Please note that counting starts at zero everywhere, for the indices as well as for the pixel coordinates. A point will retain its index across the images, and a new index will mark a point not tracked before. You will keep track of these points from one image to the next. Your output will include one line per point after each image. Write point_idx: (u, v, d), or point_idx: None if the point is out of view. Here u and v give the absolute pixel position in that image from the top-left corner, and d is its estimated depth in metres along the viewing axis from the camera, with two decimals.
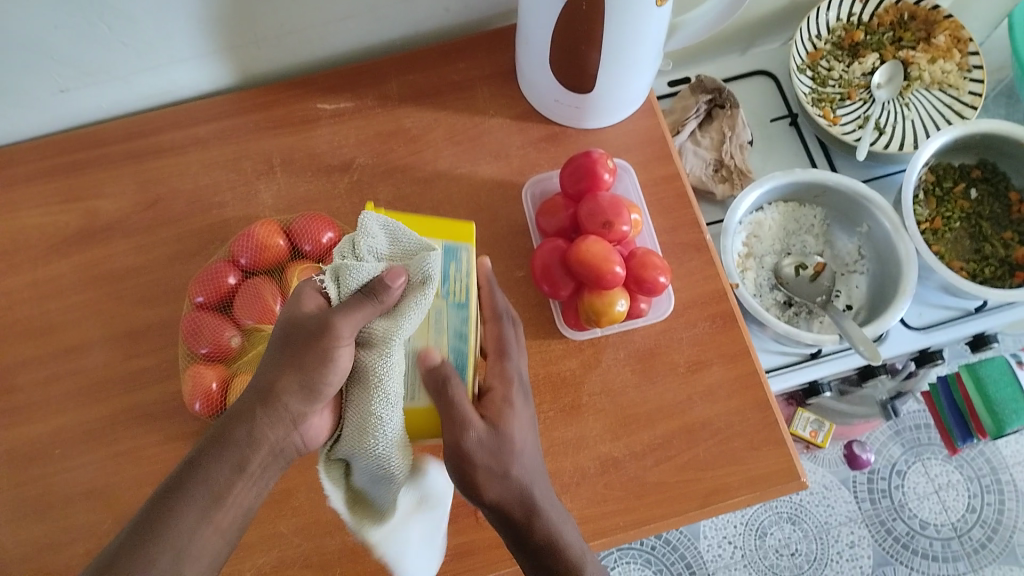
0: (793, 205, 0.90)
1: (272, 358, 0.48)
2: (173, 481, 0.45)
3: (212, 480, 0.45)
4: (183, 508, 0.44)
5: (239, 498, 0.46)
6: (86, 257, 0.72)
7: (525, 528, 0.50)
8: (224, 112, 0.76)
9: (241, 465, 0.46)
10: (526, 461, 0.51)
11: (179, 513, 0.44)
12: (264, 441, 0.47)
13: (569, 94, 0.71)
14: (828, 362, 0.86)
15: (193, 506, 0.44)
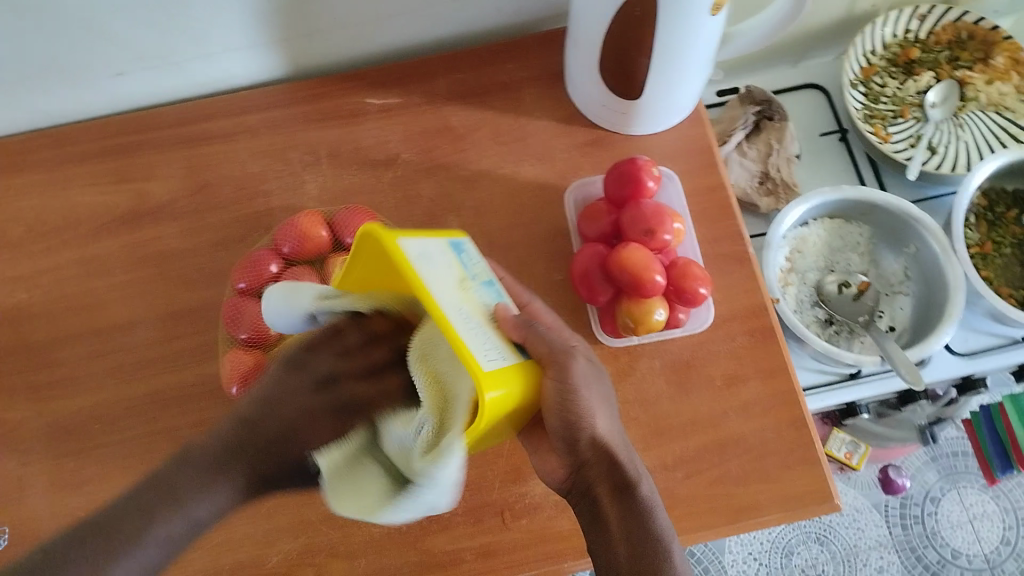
0: (838, 222, 0.88)
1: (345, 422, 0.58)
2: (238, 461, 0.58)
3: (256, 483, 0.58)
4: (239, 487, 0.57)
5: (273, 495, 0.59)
6: (133, 237, 0.73)
7: (628, 487, 0.54)
8: (274, 101, 0.77)
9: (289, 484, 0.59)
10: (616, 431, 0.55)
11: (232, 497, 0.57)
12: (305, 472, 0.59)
13: (616, 100, 0.70)
14: (868, 383, 0.84)
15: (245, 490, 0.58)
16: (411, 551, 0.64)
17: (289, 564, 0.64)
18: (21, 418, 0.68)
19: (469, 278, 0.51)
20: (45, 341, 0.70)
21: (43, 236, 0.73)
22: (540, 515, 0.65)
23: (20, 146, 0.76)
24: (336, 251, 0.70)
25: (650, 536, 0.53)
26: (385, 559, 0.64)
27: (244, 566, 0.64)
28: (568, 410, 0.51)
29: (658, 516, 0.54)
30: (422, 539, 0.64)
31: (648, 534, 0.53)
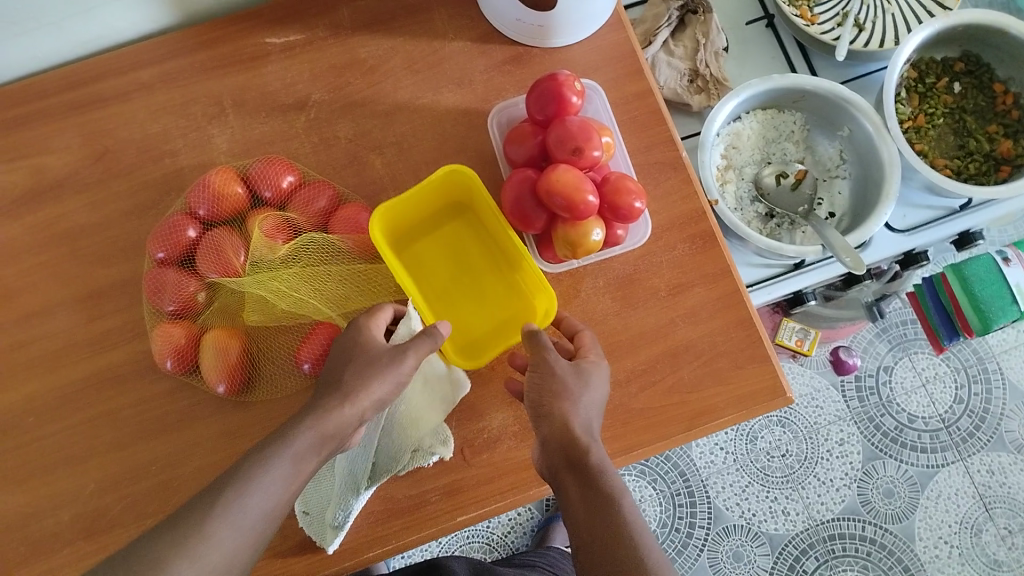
0: (771, 112, 0.86)
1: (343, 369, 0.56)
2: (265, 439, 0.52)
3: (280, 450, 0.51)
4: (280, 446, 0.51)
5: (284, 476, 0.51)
6: (37, 217, 0.68)
7: (579, 460, 0.51)
8: (167, 52, 0.71)
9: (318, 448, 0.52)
10: (590, 423, 0.54)
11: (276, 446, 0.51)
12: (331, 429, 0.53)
13: (532, 13, 0.67)
14: (812, 270, 0.85)
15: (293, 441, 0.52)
16: (376, 500, 0.64)
17: None
18: None
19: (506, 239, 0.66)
20: None
21: None
22: (501, 447, 0.64)
23: None
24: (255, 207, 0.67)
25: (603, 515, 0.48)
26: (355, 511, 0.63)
27: None
28: (544, 388, 0.55)
29: (619, 494, 0.49)
30: (386, 487, 0.64)
31: (611, 511, 0.49)
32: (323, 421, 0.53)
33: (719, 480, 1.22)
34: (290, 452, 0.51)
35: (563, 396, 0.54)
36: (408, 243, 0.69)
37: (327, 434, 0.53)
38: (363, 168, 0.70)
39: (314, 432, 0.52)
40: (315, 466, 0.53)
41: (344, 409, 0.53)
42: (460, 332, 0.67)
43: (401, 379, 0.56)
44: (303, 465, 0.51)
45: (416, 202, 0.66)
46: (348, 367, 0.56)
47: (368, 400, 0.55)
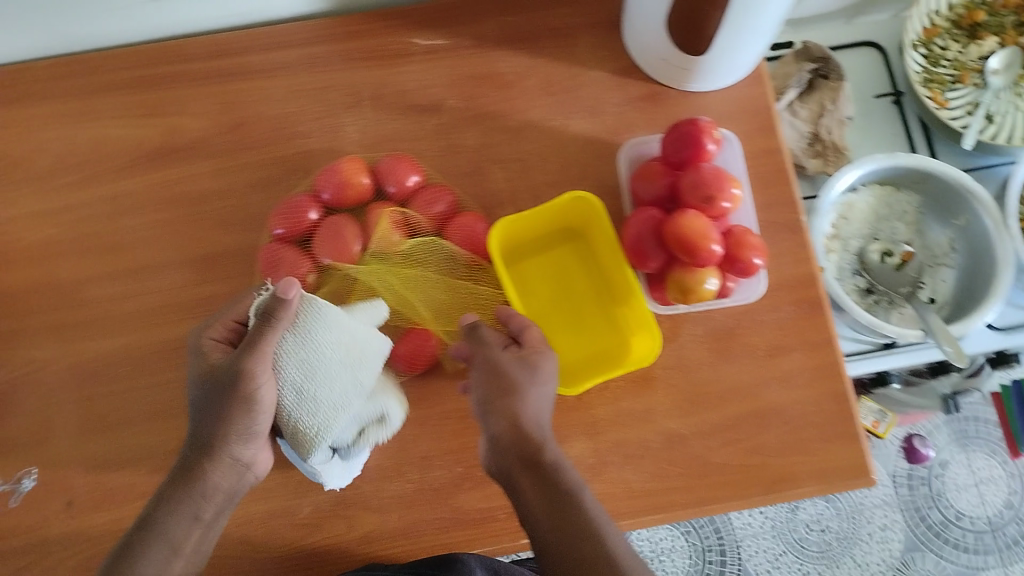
0: (888, 189, 0.86)
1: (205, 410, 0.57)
2: (147, 515, 0.55)
3: (170, 531, 0.54)
4: (166, 525, 0.54)
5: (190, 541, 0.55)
6: (164, 174, 0.70)
7: (533, 457, 0.54)
8: (315, 37, 0.73)
9: (195, 516, 0.56)
10: (541, 414, 0.57)
11: (167, 525, 0.54)
12: (215, 491, 0.56)
13: (679, 54, 0.67)
14: (904, 353, 0.83)
15: (179, 515, 0.55)
16: (443, 508, 0.63)
17: (321, 516, 0.63)
18: (50, 356, 0.66)
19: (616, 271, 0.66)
20: (74, 278, 0.68)
21: (72, 170, 0.70)
22: None
23: (44, 72, 0.71)
24: (376, 200, 0.68)
25: (568, 514, 0.52)
26: (419, 514, 0.63)
27: (277, 518, 0.64)
28: (495, 386, 0.57)
29: (577, 488, 0.53)
30: (455, 496, 0.63)
31: (575, 526, 0.52)
32: (191, 490, 0.56)
33: (753, 543, 1.20)
34: (163, 538, 0.54)
35: (510, 395, 0.57)
36: (520, 261, 0.69)
37: (197, 500, 0.56)
38: (483, 179, 0.70)
39: (184, 510, 0.55)
40: (197, 530, 0.56)
41: (211, 469, 0.56)
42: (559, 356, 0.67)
43: (253, 405, 0.56)
44: (177, 536, 0.54)
45: (537, 219, 0.67)
46: (209, 414, 0.56)
47: (228, 447, 0.57)
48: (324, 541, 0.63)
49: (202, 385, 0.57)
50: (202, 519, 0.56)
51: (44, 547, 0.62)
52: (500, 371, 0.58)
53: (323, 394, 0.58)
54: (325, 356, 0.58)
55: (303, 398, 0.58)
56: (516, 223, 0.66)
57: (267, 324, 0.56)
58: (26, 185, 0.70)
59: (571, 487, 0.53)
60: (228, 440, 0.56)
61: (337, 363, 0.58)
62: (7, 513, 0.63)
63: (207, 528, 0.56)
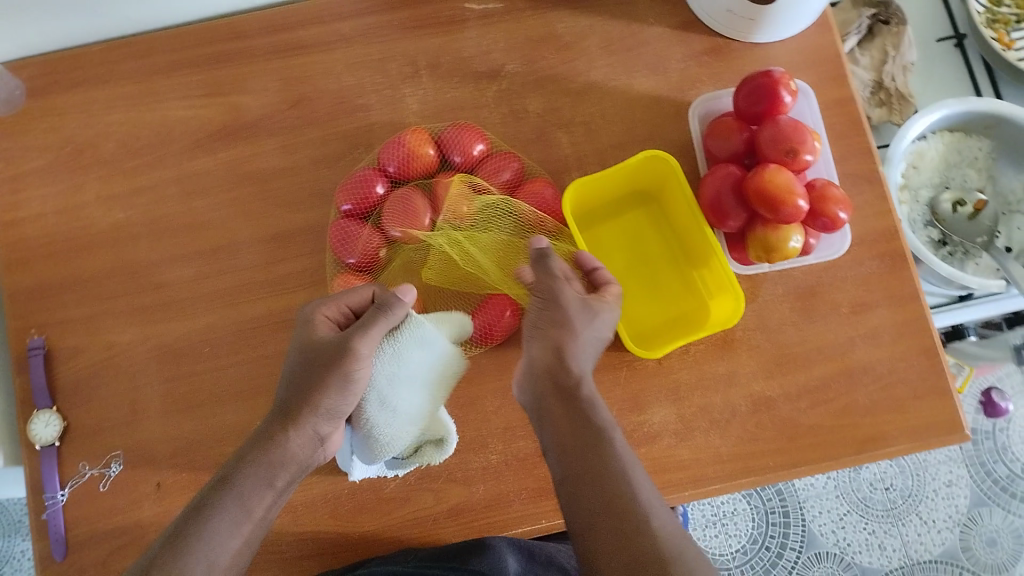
0: (959, 135, 0.82)
1: (298, 376, 0.56)
2: (223, 477, 0.52)
3: (244, 493, 0.51)
4: (242, 485, 0.51)
5: (260, 507, 0.51)
6: (228, 155, 0.69)
7: (570, 391, 0.54)
8: (369, 7, 0.71)
9: (270, 483, 0.52)
10: (587, 357, 0.56)
11: (242, 487, 0.51)
12: (294, 457, 0.54)
13: (747, 5, 0.65)
14: (980, 304, 0.81)
15: (253, 479, 0.51)
16: (529, 478, 0.63)
17: (407, 491, 0.64)
18: (127, 341, 0.66)
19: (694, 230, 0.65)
20: (145, 263, 0.68)
21: (136, 154, 0.70)
22: (659, 444, 0.63)
23: (100, 55, 0.71)
24: (442, 171, 0.67)
25: (593, 450, 0.50)
26: (505, 485, 0.63)
27: (362, 493, 0.64)
28: (550, 314, 0.56)
29: (608, 430, 0.51)
30: (540, 466, 0.63)
31: (600, 463, 0.49)
32: (270, 453, 0.53)
33: (816, 505, 1.13)
34: (237, 500, 0.50)
35: (560, 329, 0.56)
36: (593, 223, 0.68)
37: (275, 464, 0.52)
38: (549, 145, 0.69)
39: (263, 469, 0.52)
40: (270, 497, 0.52)
41: (294, 437, 0.54)
42: (642, 317, 0.67)
43: (349, 381, 0.56)
44: (251, 498, 0.51)
45: (608, 182, 0.66)
46: (304, 380, 0.55)
47: (314, 418, 0.55)
48: (411, 515, 0.63)
49: (299, 357, 0.56)
50: (276, 487, 0.52)
51: (137, 530, 0.63)
52: (558, 299, 0.56)
53: (405, 412, 0.60)
54: (418, 375, 0.60)
55: (385, 409, 0.59)
56: (587, 187, 0.65)
57: (381, 317, 0.57)
58: (91, 171, 0.70)
59: (601, 427, 0.51)
60: (317, 414, 0.55)
61: (426, 383, 0.60)
62: (98, 498, 0.64)
63: (275, 501, 0.52)
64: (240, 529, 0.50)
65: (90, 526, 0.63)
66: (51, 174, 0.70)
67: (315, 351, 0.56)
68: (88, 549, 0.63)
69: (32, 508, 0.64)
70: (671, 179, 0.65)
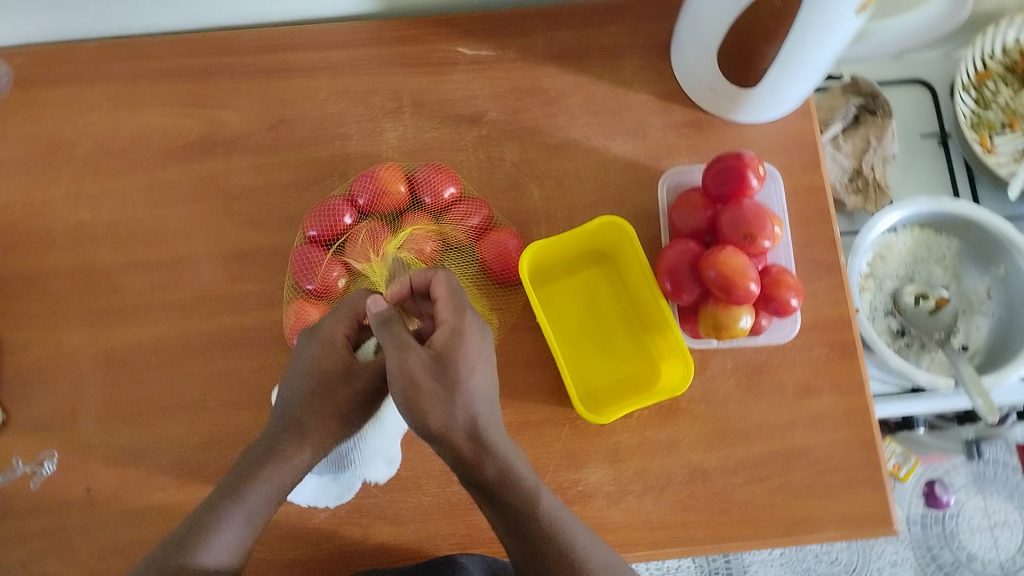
0: (929, 231, 0.84)
1: (310, 390, 0.57)
2: (231, 480, 0.56)
3: (247, 498, 0.55)
4: (248, 492, 0.55)
5: (259, 510, 0.56)
6: (203, 167, 0.70)
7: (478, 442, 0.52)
8: (360, 39, 0.72)
9: (279, 486, 0.56)
10: (481, 401, 0.53)
11: (247, 494, 0.55)
12: (295, 470, 0.57)
13: (728, 85, 0.66)
14: (931, 399, 0.81)
15: (258, 488, 0.56)
16: (459, 523, 0.63)
17: (336, 522, 0.63)
18: (77, 340, 0.67)
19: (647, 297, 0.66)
20: (106, 264, 0.68)
21: (111, 156, 0.70)
22: (591, 504, 0.63)
23: (90, 55, 0.71)
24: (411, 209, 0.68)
25: (513, 497, 0.53)
26: (434, 527, 0.63)
27: (290, 519, 0.64)
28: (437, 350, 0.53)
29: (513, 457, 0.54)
30: (471, 513, 0.63)
31: (523, 507, 0.53)
32: (277, 467, 0.56)
33: (759, 570, 1.11)
34: (242, 508, 0.55)
35: (439, 399, 0.51)
36: (550, 280, 0.69)
37: (285, 475, 0.56)
38: (520, 195, 0.69)
39: (274, 476, 0.56)
40: (270, 501, 0.56)
41: (301, 449, 0.57)
42: (592, 377, 0.67)
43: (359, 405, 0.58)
44: (252, 503, 0.55)
45: (570, 241, 0.67)
46: (315, 397, 0.57)
47: (322, 434, 0.57)
48: (337, 547, 0.63)
49: (314, 375, 0.58)
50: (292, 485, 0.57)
51: (60, 532, 0.63)
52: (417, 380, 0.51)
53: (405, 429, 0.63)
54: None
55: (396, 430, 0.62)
56: (550, 245, 0.66)
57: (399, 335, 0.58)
58: (66, 167, 0.70)
59: (507, 464, 0.53)
60: (327, 433, 0.58)
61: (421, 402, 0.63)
62: (27, 495, 0.64)
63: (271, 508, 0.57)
64: (252, 518, 0.55)
65: (15, 522, 0.63)
66: (25, 165, 0.70)
67: (324, 371, 0.58)
68: (9, 545, 0.63)
69: None
70: (628, 246, 0.66)
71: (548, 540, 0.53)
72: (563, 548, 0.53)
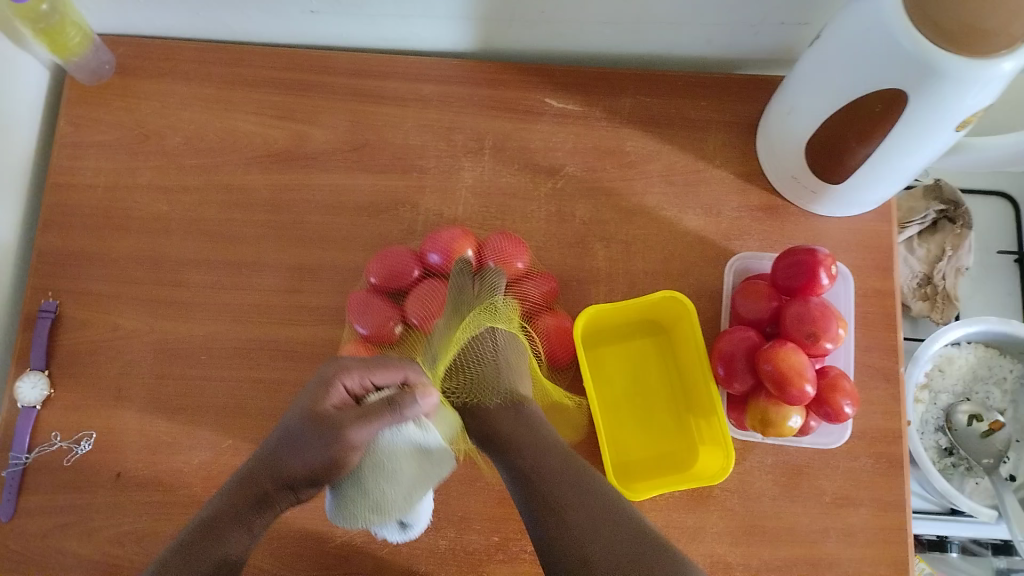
0: (992, 351, 0.82)
1: (293, 435, 0.54)
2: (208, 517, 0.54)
3: (223, 541, 0.53)
4: (221, 533, 0.54)
5: (235, 548, 0.54)
6: (283, 178, 0.71)
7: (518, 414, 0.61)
8: (453, 76, 0.73)
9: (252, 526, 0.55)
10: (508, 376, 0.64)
11: (222, 535, 0.54)
12: (269, 508, 0.55)
13: (812, 177, 0.66)
14: (967, 524, 0.79)
15: (233, 527, 0.54)
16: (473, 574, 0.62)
17: (351, 550, 0.63)
18: (132, 328, 0.68)
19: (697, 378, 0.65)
20: (173, 259, 0.69)
21: (196, 154, 0.72)
22: None
23: (191, 53, 0.73)
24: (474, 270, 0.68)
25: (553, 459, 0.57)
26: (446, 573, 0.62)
27: (307, 538, 0.63)
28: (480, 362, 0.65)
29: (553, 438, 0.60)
30: (486, 566, 0.62)
31: (567, 467, 0.56)
32: (252, 505, 0.55)
33: None
34: (214, 543, 0.53)
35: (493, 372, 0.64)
36: (602, 344, 0.69)
37: (254, 514, 0.55)
38: (585, 253, 0.69)
39: (245, 513, 0.54)
40: (244, 540, 0.55)
41: (275, 492, 0.55)
42: (629, 449, 0.66)
43: (344, 468, 0.52)
44: (225, 545, 0.53)
45: (629, 309, 0.67)
46: (296, 446, 0.53)
47: (296, 484, 0.54)
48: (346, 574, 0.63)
49: (298, 420, 0.54)
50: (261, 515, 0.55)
51: (84, 513, 0.64)
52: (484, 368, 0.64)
53: (393, 503, 0.53)
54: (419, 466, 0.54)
55: (377, 502, 0.52)
56: (609, 309, 0.65)
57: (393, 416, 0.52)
58: (152, 157, 0.72)
59: (551, 438, 0.59)
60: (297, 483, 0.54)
61: (426, 477, 0.54)
62: (60, 472, 0.65)
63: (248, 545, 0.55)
64: (227, 560, 0.53)
65: (44, 496, 0.64)
66: (113, 150, 0.72)
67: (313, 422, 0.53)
68: (34, 517, 0.64)
69: None
70: (687, 325, 0.66)
71: (593, 495, 0.54)
72: (578, 483, 0.55)
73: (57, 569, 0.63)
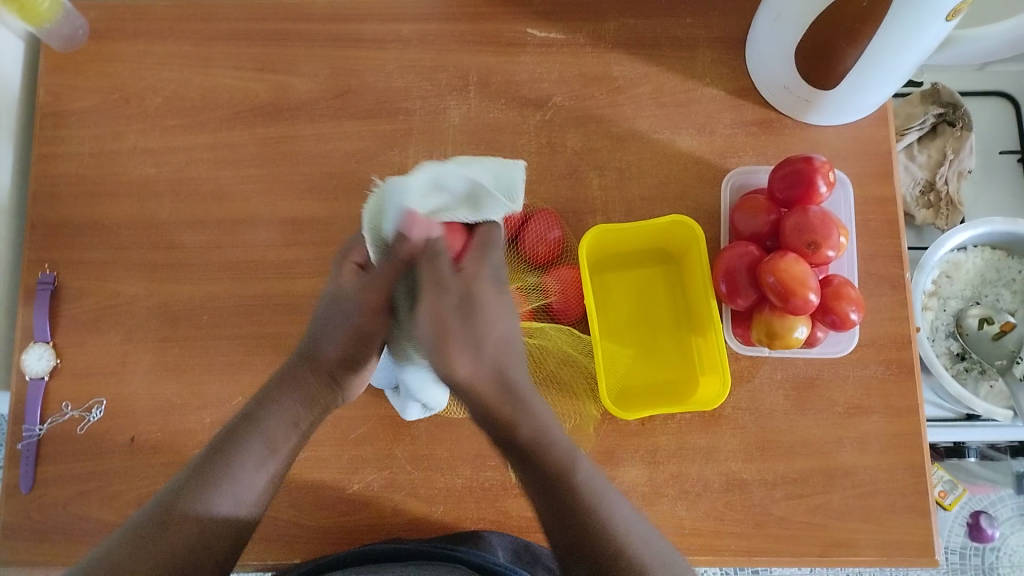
0: (1000, 253, 0.81)
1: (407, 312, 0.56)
2: (238, 422, 0.56)
3: (265, 429, 0.55)
4: (253, 433, 0.55)
5: (283, 446, 0.56)
6: (268, 132, 0.70)
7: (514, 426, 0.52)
8: (432, 14, 0.71)
9: (295, 423, 0.57)
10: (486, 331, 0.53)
11: (254, 435, 0.55)
12: (311, 400, 0.58)
13: (804, 85, 0.64)
14: (986, 428, 0.79)
15: (269, 424, 0.56)
16: (491, 509, 0.63)
17: (369, 495, 0.64)
18: (132, 293, 0.68)
19: (700, 296, 0.65)
20: (166, 221, 0.69)
21: (178, 114, 0.71)
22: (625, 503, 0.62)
23: (165, 12, 0.72)
24: None
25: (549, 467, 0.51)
26: (465, 510, 0.63)
27: (325, 486, 0.64)
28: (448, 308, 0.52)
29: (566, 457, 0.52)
30: (503, 501, 0.63)
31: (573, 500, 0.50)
32: (293, 396, 0.57)
33: None
34: (255, 442, 0.55)
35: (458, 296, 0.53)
36: (606, 272, 0.68)
37: (301, 400, 0.57)
38: (579, 184, 0.68)
39: (288, 406, 0.57)
40: (293, 436, 0.57)
41: (314, 381, 0.58)
42: (635, 375, 0.66)
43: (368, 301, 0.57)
44: (274, 435, 0.55)
45: (631, 233, 0.66)
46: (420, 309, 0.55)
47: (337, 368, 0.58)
48: (366, 519, 0.63)
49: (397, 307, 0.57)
50: (280, 431, 0.56)
51: (102, 478, 0.64)
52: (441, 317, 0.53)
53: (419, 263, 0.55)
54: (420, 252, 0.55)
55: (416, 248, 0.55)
56: (614, 232, 0.65)
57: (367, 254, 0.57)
58: (134, 121, 0.71)
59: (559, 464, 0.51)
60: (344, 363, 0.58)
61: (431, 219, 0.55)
62: (73, 439, 0.65)
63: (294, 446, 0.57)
64: (266, 458, 0.54)
65: (59, 463, 0.65)
66: (95, 116, 0.72)
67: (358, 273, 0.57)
68: (54, 486, 0.65)
69: (8, 437, 0.66)
70: (691, 245, 0.65)
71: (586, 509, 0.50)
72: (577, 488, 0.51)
73: (81, 535, 0.64)
